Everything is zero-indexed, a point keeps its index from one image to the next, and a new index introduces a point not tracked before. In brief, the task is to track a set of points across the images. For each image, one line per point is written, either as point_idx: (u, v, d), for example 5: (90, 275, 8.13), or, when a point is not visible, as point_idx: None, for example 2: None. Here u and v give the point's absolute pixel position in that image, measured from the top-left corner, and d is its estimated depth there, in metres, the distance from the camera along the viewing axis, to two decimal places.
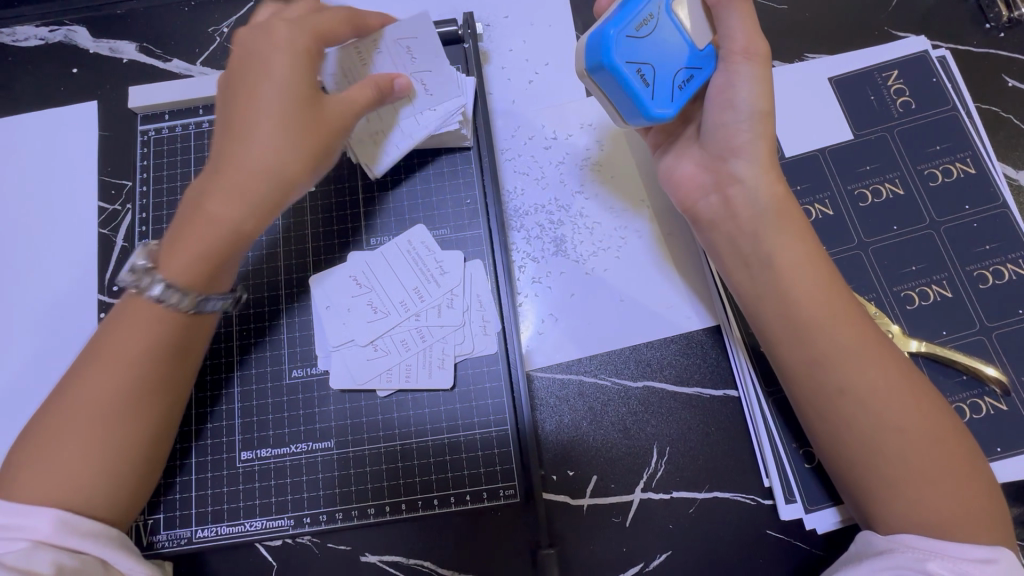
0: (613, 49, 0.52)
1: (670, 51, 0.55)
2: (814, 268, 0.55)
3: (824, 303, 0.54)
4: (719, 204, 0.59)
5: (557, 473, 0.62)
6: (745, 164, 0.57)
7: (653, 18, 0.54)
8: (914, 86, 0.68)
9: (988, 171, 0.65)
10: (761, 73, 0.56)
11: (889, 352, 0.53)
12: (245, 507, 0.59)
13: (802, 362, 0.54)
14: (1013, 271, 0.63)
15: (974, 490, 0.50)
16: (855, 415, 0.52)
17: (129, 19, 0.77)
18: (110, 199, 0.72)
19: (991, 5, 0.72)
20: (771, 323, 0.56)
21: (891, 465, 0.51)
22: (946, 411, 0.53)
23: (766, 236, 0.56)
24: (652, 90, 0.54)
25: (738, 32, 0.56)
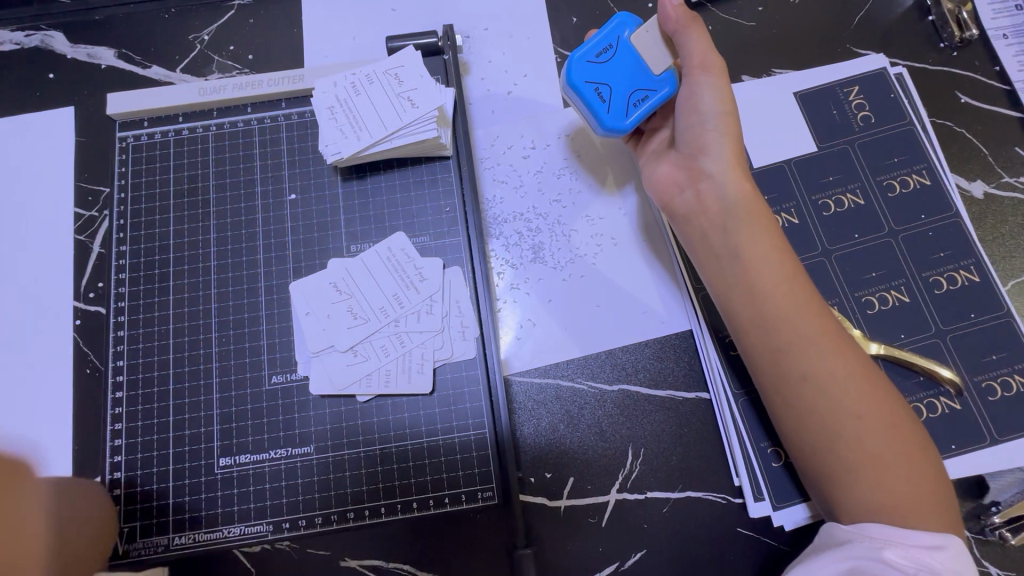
0: (573, 71, 0.60)
1: (630, 72, 0.60)
2: (779, 260, 0.58)
3: (788, 294, 0.57)
4: (693, 200, 0.61)
5: (535, 476, 0.64)
6: (714, 161, 0.60)
7: (617, 43, 0.60)
8: (873, 101, 0.72)
9: (941, 182, 0.69)
10: (720, 82, 0.59)
11: (848, 344, 0.56)
12: (224, 513, 0.59)
13: (768, 353, 0.56)
14: (965, 277, 0.66)
15: (927, 477, 0.53)
16: (817, 402, 0.54)
17: (107, 26, 0.77)
18: (87, 205, 0.72)
19: (944, 25, 0.77)
20: (740, 314, 0.58)
21: (850, 450, 0.53)
22: (901, 402, 0.55)
23: (735, 230, 0.58)
24: (607, 106, 0.60)
25: (694, 49, 0.59)
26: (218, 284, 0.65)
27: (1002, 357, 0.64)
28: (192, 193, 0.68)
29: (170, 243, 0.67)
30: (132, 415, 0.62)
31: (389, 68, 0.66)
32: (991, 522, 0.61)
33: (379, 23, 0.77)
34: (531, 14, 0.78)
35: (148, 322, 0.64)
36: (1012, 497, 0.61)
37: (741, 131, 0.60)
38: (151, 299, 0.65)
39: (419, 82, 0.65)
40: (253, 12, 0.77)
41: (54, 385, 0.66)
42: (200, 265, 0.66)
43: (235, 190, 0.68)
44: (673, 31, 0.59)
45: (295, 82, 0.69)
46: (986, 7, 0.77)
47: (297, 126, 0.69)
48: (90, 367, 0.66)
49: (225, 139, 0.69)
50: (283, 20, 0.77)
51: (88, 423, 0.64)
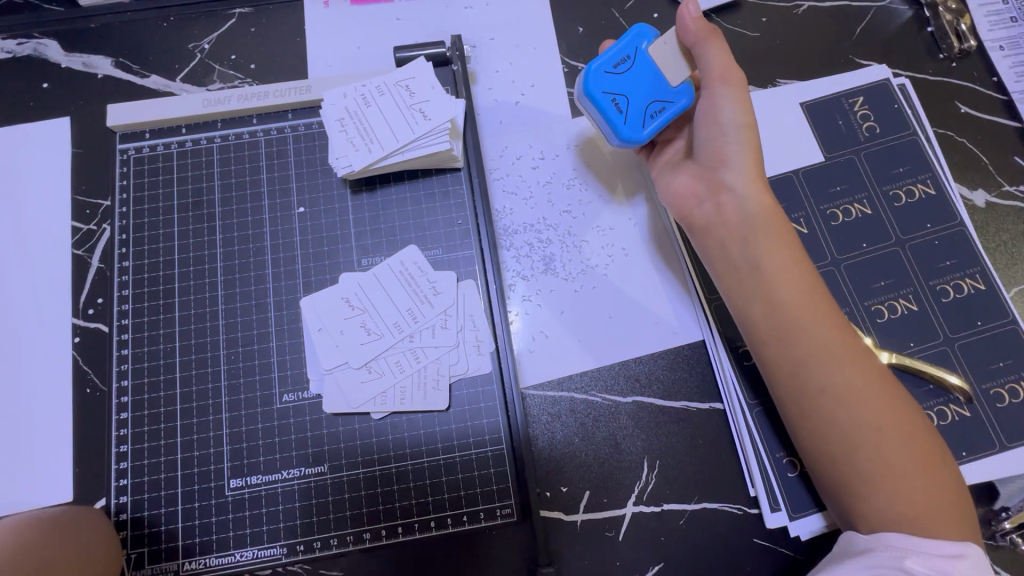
0: (590, 81, 0.60)
1: (647, 84, 0.60)
2: (800, 271, 0.58)
3: (809, 305, 0.57)
4: (713, 211, 0.61)
5: (551, 490, 0.63)
6: (734, 173, 0.60)
7: (635, 54, 0.60)
8: (878, 111, 0.73)
9: (946, 192, 0.70)
10: (740, 94, 0.60)
11: (867, 354, 0.56)
12: (235, 536, 0.57)
13: (789, 364, 0.57)
14: (972, 286, 0.67)
15: (946, 486, 0.53)
16: (838, 413, 0.54)
17: (104, 34, 0.75)
18: (85, 219, 0.70)
19: (944, 37, 0.78)
20: (760, 325, 0.58)
21: (870, 461, 0.54)
22: (919, 412, 0.56)
23: (756, 241, 0.59)
24: (625, 117, 0.60)
25: (714, 61, 0.59)
26: (226, 300, 0.63)
27: (1009, 364, 0.65)
28: (197, 206, 0.66)
29: (175, 258, 0.65)
30: (138, 437, 0.60)
31: (399, 79, 0.65)
32: (1001, 528, 0.63)
33: (384, 32, 0.76)
34: (537, 24, 0.77)
35: (152, 339, 0.63)
36: (1021, 503, 0.62)
37: (759, 143, 0.61)
38: (155, 316, 0.63)
39: (431, 94, 0.64)
40: (256, 21, 0.76)
41: (54, 405, 0.63)
42: (206, 280, 0.64)
43: (241, 203, 0.66)
44: (693, 43, 0.60)
45: (302, 92, 0.68)
46: (983, 19, 0.79)
47: (303, 137, 0.68)
48: (91, 387, 0.64)
49: (230, 151, 0.68)
50: (286, 29, 0.76)
51: (89, 445, 0.62)
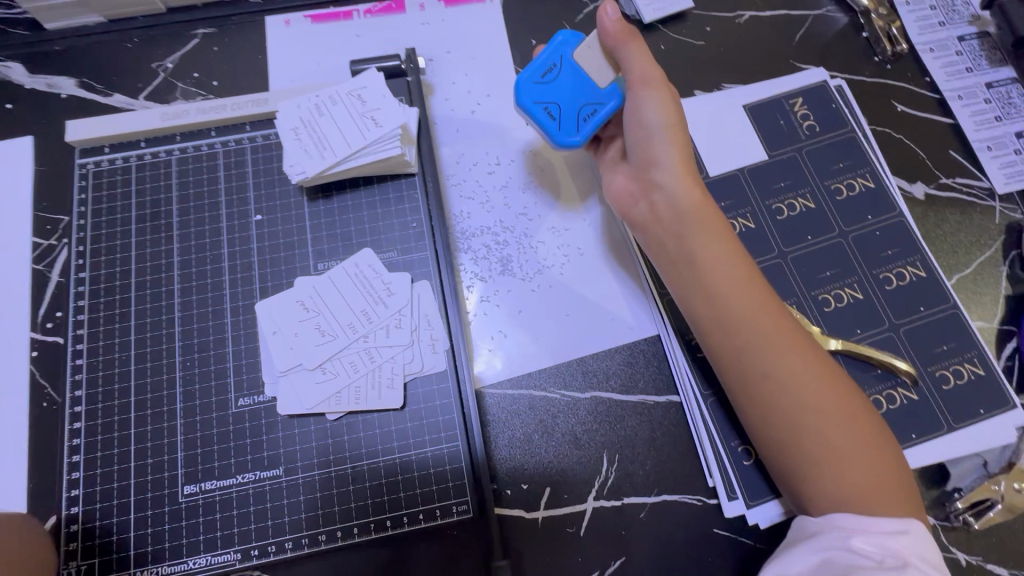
0: (521, 93, 0.64)
1: (575, 89, 0.64)
2: (734, 263, 0.60)
3: (742, 295, 0.59)
4: (648, 210, 0.63)
5: (511, 487, 0.63)
6: (664, 172, 0.62)
7: (560, 62, 0.64)
8: (817, 111, 0.76)
9: (885, 185, 0.73)
10: (662, 95, 0.62)
11: (804, 340, 0.58)
12: (189, 543, 0.57)
13: (728, 353, 0.58)
14: (913, 273, 0.70)
15: (886, 466, 0.54)
16: (776, 397, 0.56)
17: (67, 56, 0.77)
18: (45, 234, 0.70)
19: (877, 41, 0.83)
20: (699, 317, 0.60)
21: (812, 444, 0.55)
22: (856, 395, 0.57)
23: (689, 236, 0.61)
24: (559, 123, 0.63)
25: (634, 63, 0.62)
26: (184, 308, 0.64)
27: (952, 347, 0.67)
28: (155, 217, 0.67)
29: (133, 268, 0.66)
30: (91, 446, 0.59)
31: (351, 89, 0.68)
32: (955, 509, 0.63)
33: (344, 48, 0.79)
34: (490, 37, 0.81)
35: (108, 349, 0.63)
36: (973, 483, 0.64)
37: (688, 140, 0.63)
38: (112, 326, 0.64)
39: (382, 102, 0.67)
40: (217, 40, 0.78)
41: (8, 419, 0.63)
42: (164, 288, 0.65)
43: (199, 213, 0.67)
44: (613, 45, 0.63)
45: (259, 105, 0.70)
46: (913, 24, 0.84)
47: (262, 148, 0.70)
48: (47, 400, 0.64)
49: (189, 163, 0.69)
50: (246, 47, 0.78)
51: (43, 459, 0.62)
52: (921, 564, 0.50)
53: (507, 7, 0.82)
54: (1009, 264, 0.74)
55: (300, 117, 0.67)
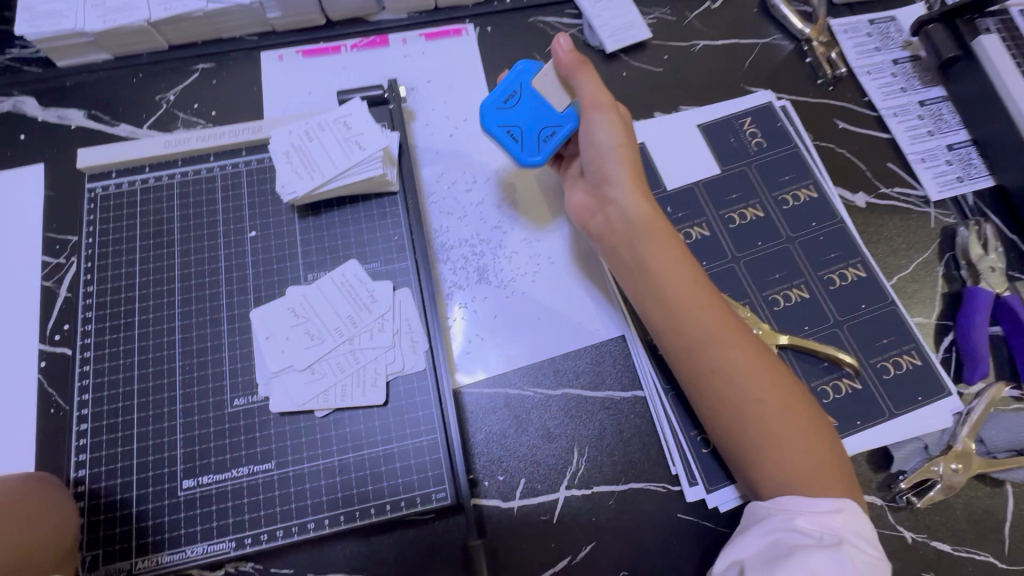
0: (487, 118, 0.71)
1: (534, 114, 0.71)
2: (681, 267, 0.66)
3: (688, 295, 0.65)
4: (603, 222, 0.70)
5: (488, 479, 0.68)
6: (615, 187, 0.68)
7: (520, 90, 0.72)
8: (764, 129, 0.84)
9: (827, 194, 0.80)
10: (611, 118, 0.68)
11: (745, 336, 0.64)
12: (187, 534, 0.61)
13: (678, 349, 0.64)
14: (854, 274, 0.76)
15: (821, 449, 0.60)
16: (721, 388, 0.62)
17: (77, 90, 0.84)
18: (55, 253, 0.76)
19: (819, 66, 0.91)
20: (652, 316, 0.66)
21: (755, 430, 0.60)
22: (794, 384, 0.63)
23: (640, 244, 0.67)
24: (521, 144, 0.71)
25: (586, 89, 0.69)
26: (184, 317, 0.69)
27: (891, 341, 0.73)
28: (158, 235, 0.73)
29: (136, 282, 0.71)
30: (96, 446, 0.64)
31: (337, 116, 0.74)
32: (899, 489, 0.68)
33: (332, 79, 0.86)
34: (467, 67, 0.88)
35: (113, 356, 0.68)
36: (915, 465, 0.68)
37: (636, 157, 0.69)
38: (116, 335, 0.69)
39: (366, 127, 0.73)
40: (216, 74, 0.86)
41: (19, 424, 0.68)
42: (165, 299, 0.70)
43: (198, 230, 0.73)
44: (567, 73, 0.70)
45: (255, 132, 0.77)
46: (851, 49, 0.92)
47: (256, 171, 0.76)
48: (55, 406, 0.69)
49: (190, 186, 0.75)
50: (242, 80, 0.86)
51: (51, 460, 0.66)
52: (856, 537, 0.55)
53: (482, 40, 0.90)
54: (944, 265, 0.81)
55: (292, 143, 0.74)
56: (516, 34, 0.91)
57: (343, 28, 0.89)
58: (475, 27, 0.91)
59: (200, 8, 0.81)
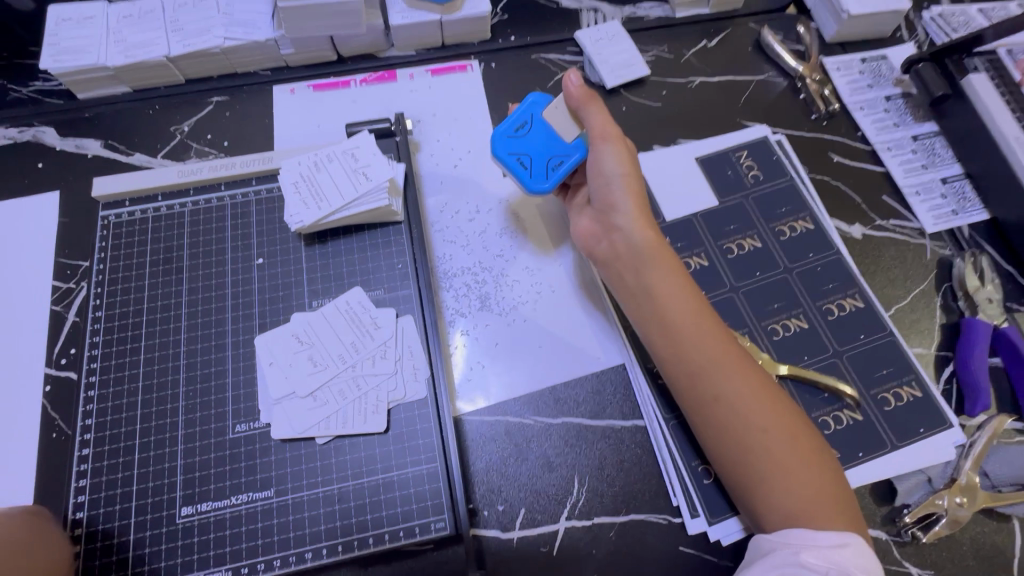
0: (498, 145, 0.74)
1: (544, 143, 0.74)
2: (684, 294, 0.67)
3: (693, 321, 0.66)
4: (609, 247, 0.72)
5: (488, 509, 0.68)
6: (621, 215, 0.70)
7: (531, 121, 0.75)
8: (760, 163, 0.86)
9: (823, 226, 0.82)
10: (618, 148, 0.71)
11: (748, 364, 0.64)
12: (182, 563, 0.61)
13: (682, 374, 0.65)
14: (852, 304, 0.77)
15: (826, 480, 0.60)
16: (726, 414, 0.62)
17: (95, 121, 0.87)
18: (65, 278, 0.78)
19: (813, 102, 0.94)
20: (658, 342, 0.67)
21: (760, 459, 0.60)
22: (797, 414, 0.63)
23: (645, 271, 0.68)
24: (530, 170, 0.73)
25: (595, 121, 0.72)
26: (188, 341, 0.70)
27: (891, 372, 0.73)
28: (167, 262, 0.75)
29: (144, 307, 0.73)
30: (97, 470, 0.64)
31: (345, 148, 0.77)
32: (904, 523, 0.67)
33: (341, 112, 0.90)
34: (471, 101, 0.91)
35: (118, 381, 0.69)
36: (919, 498, 0.68)
37: (642, 187, 0.71)
38: (122, 360, 0.70)
39: (373, 160, 0.76)
40: (229, 106, 0.89)
41: (21, 448, 0.68)
42: (171, 323, 0.71)
43: (207, 257, 0.75)
44: (577, 105, 0.73)
45: (265, 162, 0.79)
46: (844, 86, 0.95)
47: (265, 200, 0.78)
48: (57, 430, 0.69)
49: (200, 214, 0.77)
50: (254, 112, 0.89)
51: (51, 484, 0.67)
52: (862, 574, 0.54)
53: (486, 76, 0.93)
54: (942, 296, 0.81)
55: (297, 172, 0.76)
56: (520, 71, 0.94)
57: (354, 64, 0.92)
58: (480, 63, 0.94)
59: (217, 45, 0.85)
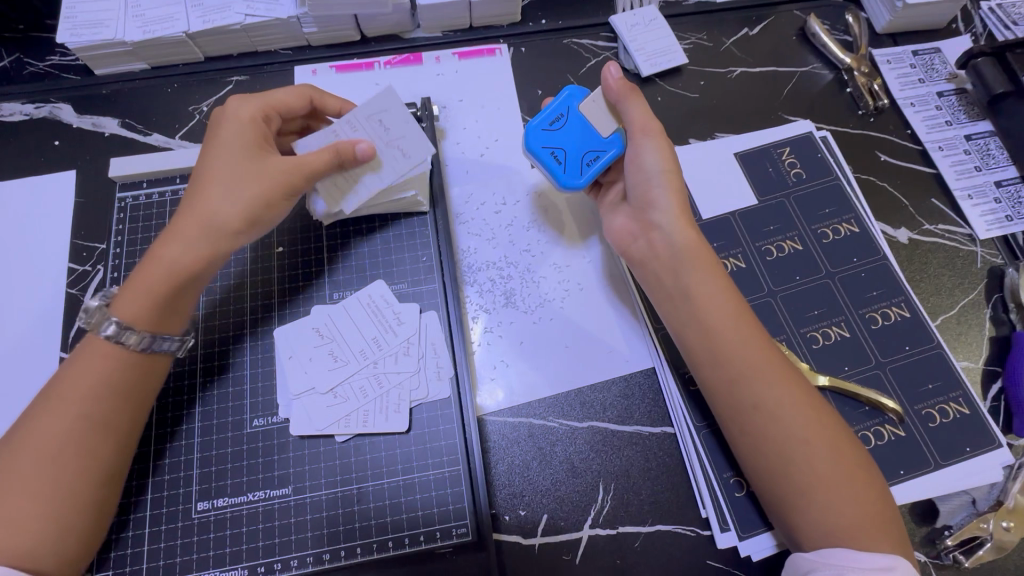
0: (532, 139, 0.70)
1: (579, 137, 0.70)
2: (725, 298, 0.64)
3: (734, 326, 0.62)
4: (646, 246, 0.68)
5: (509, 513, 0.65)
6: (661, 213, 0.67)
7: (567, 112, 0.70)
8: (804, 160, 0.82)
9: (869, 229, 0.78)
10: (660, 143, 0.67)
11: (792, 373, 0.61)
12: (198, 558, 0.60)
13: (721, 382, 0.61)
14: (898, 313, 0.73)
15: (872, 500, 0.56)
16: (768, 426, 0.59)
17: (112, 98, 0.84)
18: (81, 260, 0.76)
19: (861, 96, 0.88)
20: (694, 347, 0.64)
21: (802, 474, 0.57)
22: (843, 428, 0.60)
23: (684, 272, 0.65)
24: (563, 166, 0.69)
25: (635, 115, 0.67)
26: (202, 325, 0.68)
27: (937, 386, 0.70)
28: None
29: None
30: None
31: (371, 111, 0.67)
32: (945, 546, 0.64)
33: (365, 95, 0.86)
34: (500, 88, 0.87)
35: None
36: (962, 520, 0.65)
37: (683, 185, 0.68)
38: None
39: (406, 130, 0.67)
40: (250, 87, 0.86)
41: None
42: None
43: None
44: (616, 98, 0.68)
45: None
46: (894, 80, 0.90)
47: None
48: None
49: None
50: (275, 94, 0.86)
51: None
52: None
53: (516, 60, 0.89)
54: (992, 307, 0.77)
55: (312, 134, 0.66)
56: (550, 56, 0.90)
57: (378, 45, 0.89)
58: (510, 47, 0.90)
59: (238, 21, 0.81)
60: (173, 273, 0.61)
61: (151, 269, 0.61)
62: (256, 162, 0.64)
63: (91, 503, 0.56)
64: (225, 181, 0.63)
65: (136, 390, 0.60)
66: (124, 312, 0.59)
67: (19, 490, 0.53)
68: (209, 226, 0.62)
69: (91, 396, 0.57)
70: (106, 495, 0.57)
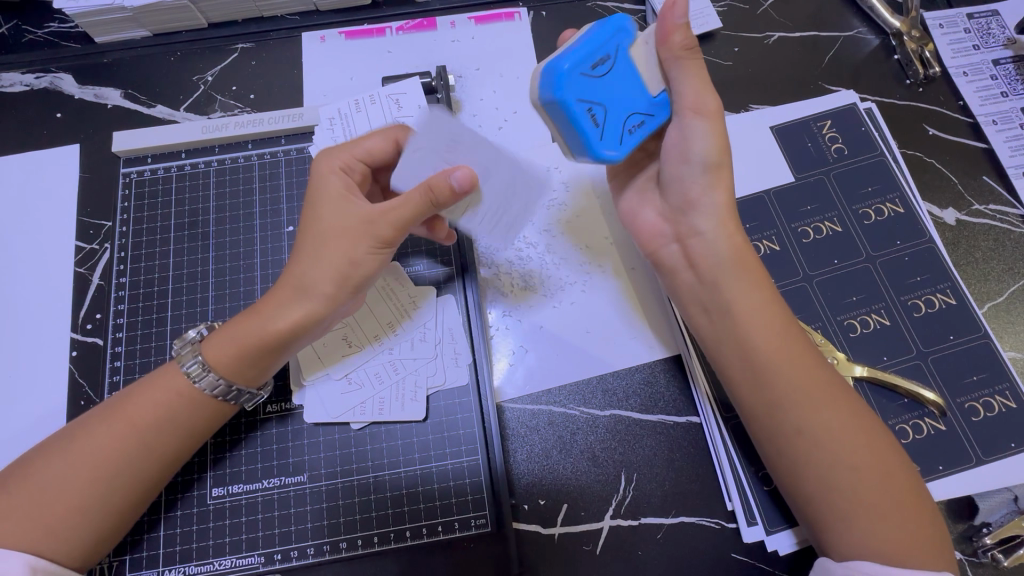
0: (565, 89, 0.49)
1: (623, 93, 0.53)
2: (767, 314, 0.57)
3: (783, 350, 0.55)
4: (680, 253, 0.61)
5: (529, 503, 0.63)
6: (704, 216, 0.59)
7: (614, 57, 0.51)
8: (845, 134, 0.76)
9: (914, 209, 0.72)
10: (714, 129, 0.56)
11: (838, 394, 0.55)
12: (214, 545, 0.60)
13: (760, 405, 0.55)
14: (943, 301, 0.69)
15: (922, 531, 0.51)
16: (811, 456, 0.53)
17: (114, 68, 0.80)
18: (88, 238, 0.74)
19: (909, 64, 0.81)
20: (734, 365, 0.57)
21: (843, 497, 0.52)
22: (890, 441, 0.54)
23: (728, 287, 0.58)
24: (602, 130, 0.52)
25: (686, 91, 0.54)
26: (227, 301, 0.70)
27: (982, 378, 0.66)
28: (193, 226, 0.73)
29: (171, 274, 0.71)
30: None
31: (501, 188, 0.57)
32: (983, 544, 0.61)
33: (375, 64, 0.81)
34: (519, 55, 0.82)
35: (144, 352, 0.68)
36: (1003, 518, 0.61)
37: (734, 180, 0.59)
38: (148, 330, 0.69)
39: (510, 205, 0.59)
40: (256, 55, 0.81)
41: (49, 414, 0.67)
42: (198, 295, 0.70)
43: (234, 223, 0.73)
44: (674, 58, 0.53)
45: (295, 120, 0.75)
46: (945, 47, 0.83)
47: (294, 161, 0.75)
48: (85, 399, 0.67)
49: (227, 173, 0.74)
50: (281, 62, 0.81)
51: None
52: None
53: (536, 26, 0.83)
54: None
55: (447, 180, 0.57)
56: (573, 21, 0.84)
57: (389, 10, 0.83)
58: (529, 11, 0.84)
59: None
60: (260, 326, 0.56)
61: (246, 317, 0.57)
62: (348, 209, 0.57)
63: (116, 513, 0.53)
64: (319, 229, 0.57)
65: (179, 423, 0.56)
66: (212, 353, 0.56)
67: (48, 488, 0.52)
68: (296, 277, 0.56)
69: (149, 421, 0.55)
70: (125, 516, 0.54)
